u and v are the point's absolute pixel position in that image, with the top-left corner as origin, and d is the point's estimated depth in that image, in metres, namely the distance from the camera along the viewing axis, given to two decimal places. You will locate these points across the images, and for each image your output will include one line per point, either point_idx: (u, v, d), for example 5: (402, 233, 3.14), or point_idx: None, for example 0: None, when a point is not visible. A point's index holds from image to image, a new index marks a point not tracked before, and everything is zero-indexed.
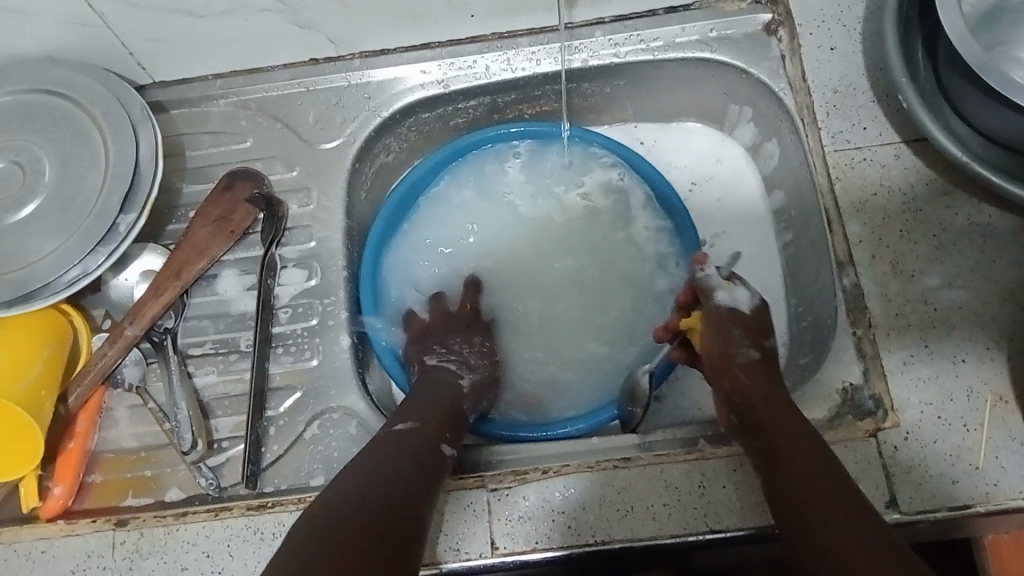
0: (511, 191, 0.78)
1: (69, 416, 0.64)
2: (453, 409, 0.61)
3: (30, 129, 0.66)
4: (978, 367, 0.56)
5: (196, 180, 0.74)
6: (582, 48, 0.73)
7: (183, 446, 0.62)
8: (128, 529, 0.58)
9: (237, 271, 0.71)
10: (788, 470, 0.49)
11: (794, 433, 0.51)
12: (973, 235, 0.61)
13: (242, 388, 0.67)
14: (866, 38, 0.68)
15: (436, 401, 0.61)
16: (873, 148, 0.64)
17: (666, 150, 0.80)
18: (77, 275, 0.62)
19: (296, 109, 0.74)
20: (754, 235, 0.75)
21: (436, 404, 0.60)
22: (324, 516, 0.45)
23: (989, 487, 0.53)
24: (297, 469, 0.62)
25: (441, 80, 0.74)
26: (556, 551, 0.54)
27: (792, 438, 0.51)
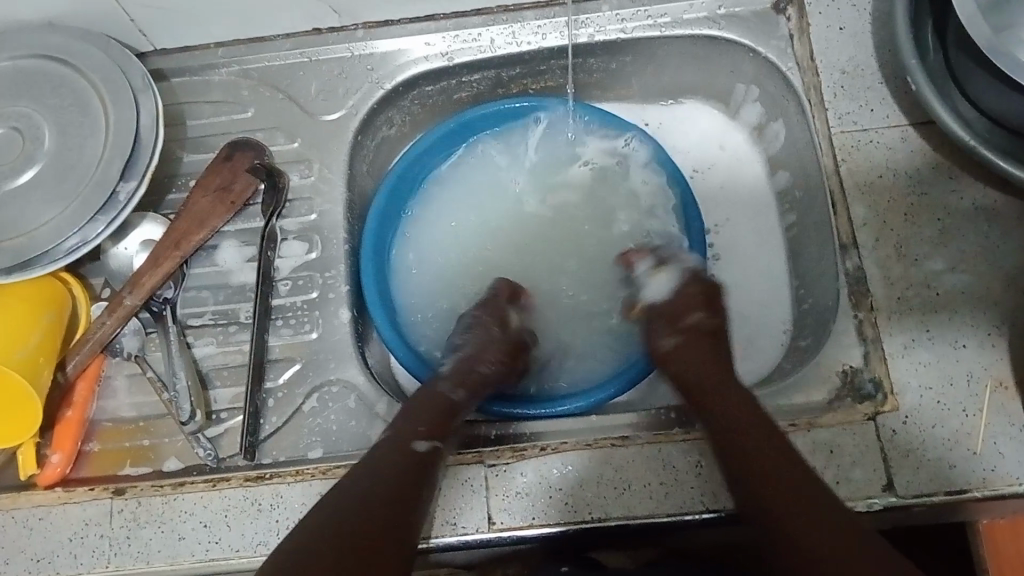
0: (512, 169, 0.78)
1: (67, 385, 0.64)
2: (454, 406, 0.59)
3: (29, 96, 0.65)
4: (979, 353, 0.56)
5: (196, 150, 0.73)
6: (588, 23, 0.72)
7: (181, 416, 0.62)
8: (126, 498, 0.58)
9: (237, 243, 0.70)
10: (742, 456, 0.50)
11: (753, 425, 0.52)
12: (978, 220, 0.60)
13: (241, 360, 0.67)
14: (876, 19, 0.67)
15: (425, 403, 0.59)
16: (880, 130, 0.64)
17: (672, 131, 0.80)
18: (76, 243, 0.62)
19: (299, 79, 0.73)
20: (758, 216, 0.75)
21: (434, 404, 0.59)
22: (308, 547, 0.45)
23: (986, 472, 0.53)
24: (296, 441, 0.63)
25: (445, 52, 0.73)
26: (553, 528, 0.54)
27: (751, 434, 0.52)
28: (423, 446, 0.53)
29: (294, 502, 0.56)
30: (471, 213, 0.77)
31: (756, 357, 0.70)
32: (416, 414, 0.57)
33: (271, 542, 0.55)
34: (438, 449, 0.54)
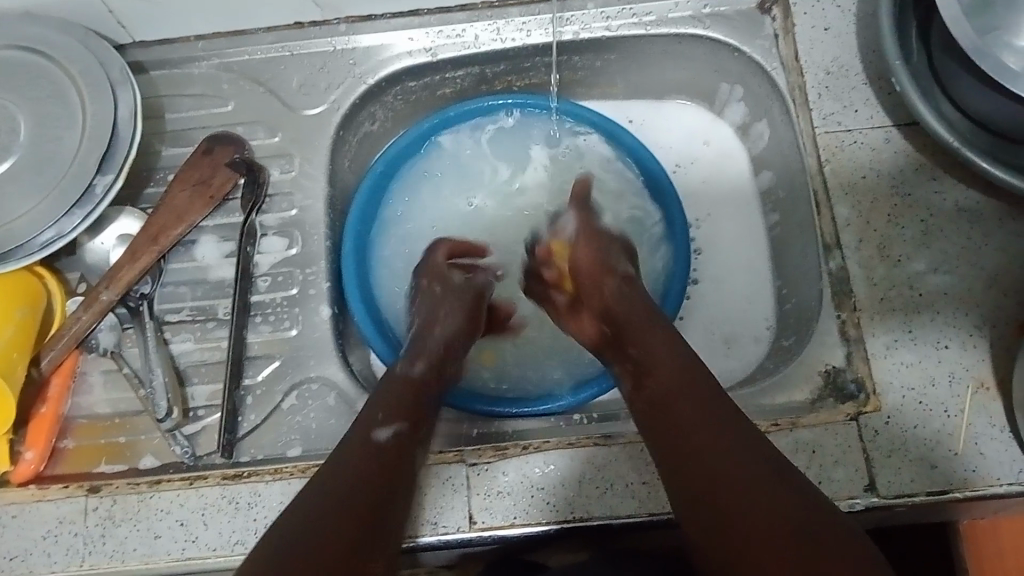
0: (489, 167, 0.77)
1: (42, 380, 0.63)
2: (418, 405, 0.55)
3: (5, 86, 0.64)
4: (961, 354, 0.56)
5: (175, 144, 0.72)
6: (573, 20, 0.72)
7: (157, 413, 0.61)
8: (100, 497, 0.57)
9: (216, 238, 0.70)
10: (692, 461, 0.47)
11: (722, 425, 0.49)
12: (960, 222, 0.60)
13: (219, 356, 0.66)
14: (860, 20, 0.67)
15: (394, 390, 0.55)
16: (864, 130, 0.64)
17: (656, 128, 0.79)
18: (52, 237, 0.61)
19: (280, 73, 0.73)
20: (741, 216, 0.75)
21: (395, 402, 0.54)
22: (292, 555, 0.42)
23: (967, 472, 0.53)
24: (275, 439, 0.62)
25: (429, 48, 0.72)
26: (535, 527, 0.54)
27: (691, 400, 0.51)
28: (387, 435, 0.51)
29: (272, 501, 0.55)
30: (450, 214, 0.76)
31: (739, 356, 0.70)
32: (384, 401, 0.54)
33: (249, 541, 0.55)
34: (404, 433, 0.52)
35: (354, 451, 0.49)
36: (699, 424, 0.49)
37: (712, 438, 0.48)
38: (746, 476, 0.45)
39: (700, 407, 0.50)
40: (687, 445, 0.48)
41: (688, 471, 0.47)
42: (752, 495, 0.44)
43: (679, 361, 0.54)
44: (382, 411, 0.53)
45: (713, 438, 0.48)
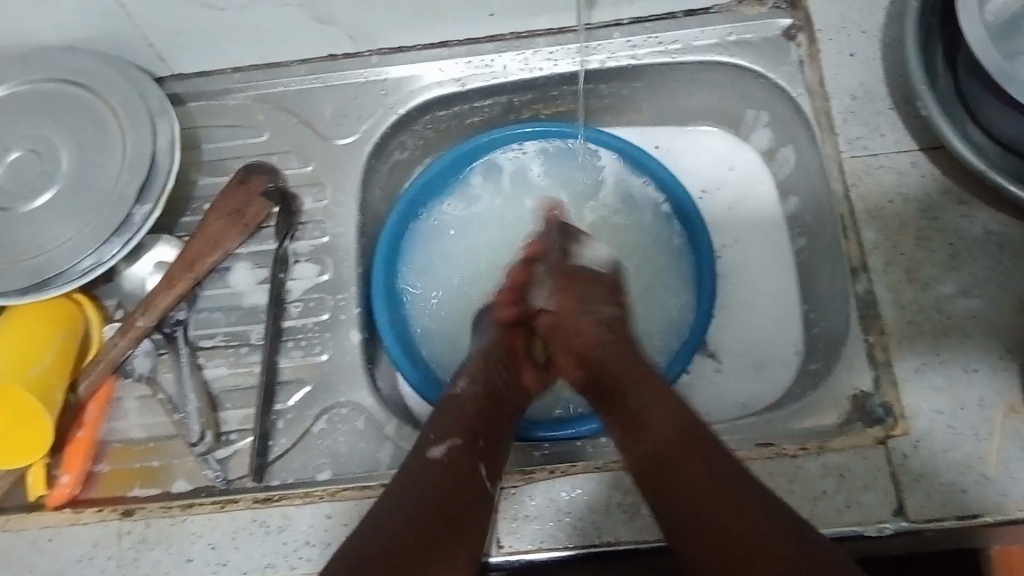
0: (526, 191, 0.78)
1: (79, 405, 0.64)
2: (475, 420, 0.57)
3: (49, 117, 0.66)
4: (992, 378, 0.56)
5: (211, 173, 0.74)
6: (599, 50, 0.73)
7: (191, 437, 0.63)
8: (134, 520, 0.58)
9: (250, 265, 0.71)
10: (681, 482, 0.48)
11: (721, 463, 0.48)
12: (989, 245, 0.60)
13: (251, 381, 0.67)
14: (886, 45, 0.67)
15: (447, 409, 0.59)
16: (890, 154, 0.64)
17: (683, 153, 0.80)
18: (92, 265, 0.62)
19: (313, 104, 0.74)
20: (768, 241, 0.75)
21: (456, 418, 0.57)
22: (367, 534, 0.47)
23: (999, 497, 0.52)
24: (305, 463, 0.63)
25: (458, 78, 0.74)
26: (562, 551, 0.54)
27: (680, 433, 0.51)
28: (441, 451, 0.54)
29: (302, 525, 0.56)
30: (485, 237, 0.77)
31: (766, 381, 0.70)
32: (437, 420, 0.58)
33: (278, 564, 0.55)
34: (457, 449, 0.54)
35: (413, 470, 0.52)
36: (681, 458, 0.49)
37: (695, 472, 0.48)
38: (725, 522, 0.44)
39: (682, 454, 0.49)
40: (676, 499, 0.47)
41: (666, 479, 0.48)
42: (732, 535, 0.44)
43: (658, 413, 0.53)
44: (438, 431, 0.56)
45: (696, 478, 0.47)
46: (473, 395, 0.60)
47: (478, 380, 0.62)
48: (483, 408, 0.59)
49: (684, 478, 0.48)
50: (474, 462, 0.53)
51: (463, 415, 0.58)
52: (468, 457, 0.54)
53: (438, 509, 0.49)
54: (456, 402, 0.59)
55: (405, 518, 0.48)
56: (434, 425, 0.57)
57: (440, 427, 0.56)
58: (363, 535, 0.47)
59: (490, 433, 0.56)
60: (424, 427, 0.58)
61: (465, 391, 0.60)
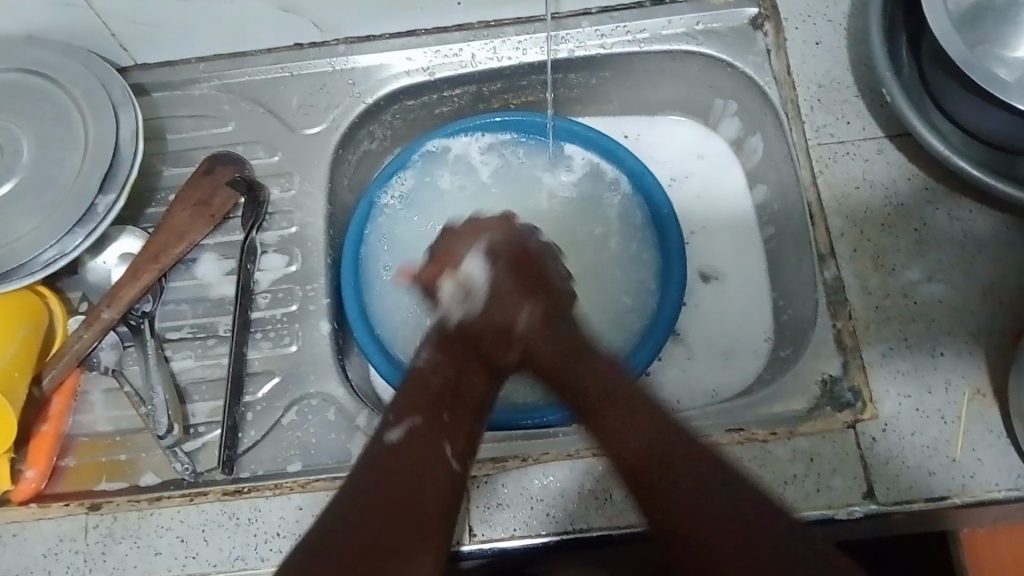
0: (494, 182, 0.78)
1: (43, 398, 0.63)
2: (443, 395, 0.54)
3: (7, 107, 0.65)
4: (957, 361, 0.56)
5: (176, 164, 0.73)
6: (568, 39, 0.73)
7: (158, 430, 0.61)
8: (101, 514, 0.57)
9: (217, 256, 0.70)
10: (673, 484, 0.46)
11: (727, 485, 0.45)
12: (954, 232, 0.61)
13: (220, 373, 0.66)
14: (851, 34, 0.68)
15: (412, 386, 0.55)
16: (856, 142, 0.64)
17: (651, 143, 0.80)
18: (54, 256, 0.61)
19: (280, 94, 0.74)
20: (737, 229, 0.75)
21: (422, 394, 0.53)
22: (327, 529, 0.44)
23: (965, 479, 0.53)
24: (275, 455, 0.62)
25: (427, 67, 0.73)
26: (535, 539, 0.54)
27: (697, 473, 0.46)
28: (397, 434, 0.50)
29: (273, 516, 0.56)
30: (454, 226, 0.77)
31: (737, 368, 0.71)
32: (406, 395, 0.54)
33: (248, 556, 0.55)
34: (417, 429, 0.50)
35: (372, 457, 0.48)
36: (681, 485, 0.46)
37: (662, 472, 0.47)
38: (701, 509, 0.44)
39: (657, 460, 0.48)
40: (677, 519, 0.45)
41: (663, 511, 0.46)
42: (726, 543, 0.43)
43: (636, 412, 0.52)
44: (398, 409, 0.53)
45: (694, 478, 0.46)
46: (437, 368, 0.56)
47: (438, 353, 0.58)
48: (448, 381, 0.55)
49: (660, 463, 0.47)
50: (434, 441, 0.50)
51: (433, 391, 0.54)
52: (428, 438, 0.50)
53: (405, 499, 0.45)
54: (419, 382, 0.55)
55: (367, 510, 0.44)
56: (399, 401, 0.53)
57: (405, 406, 0.52)
58: (330, 529, 0.43)
59: (453, 409, 0.53)
60: (391, 403, 0.54)
61: (427, 360, 0.57)
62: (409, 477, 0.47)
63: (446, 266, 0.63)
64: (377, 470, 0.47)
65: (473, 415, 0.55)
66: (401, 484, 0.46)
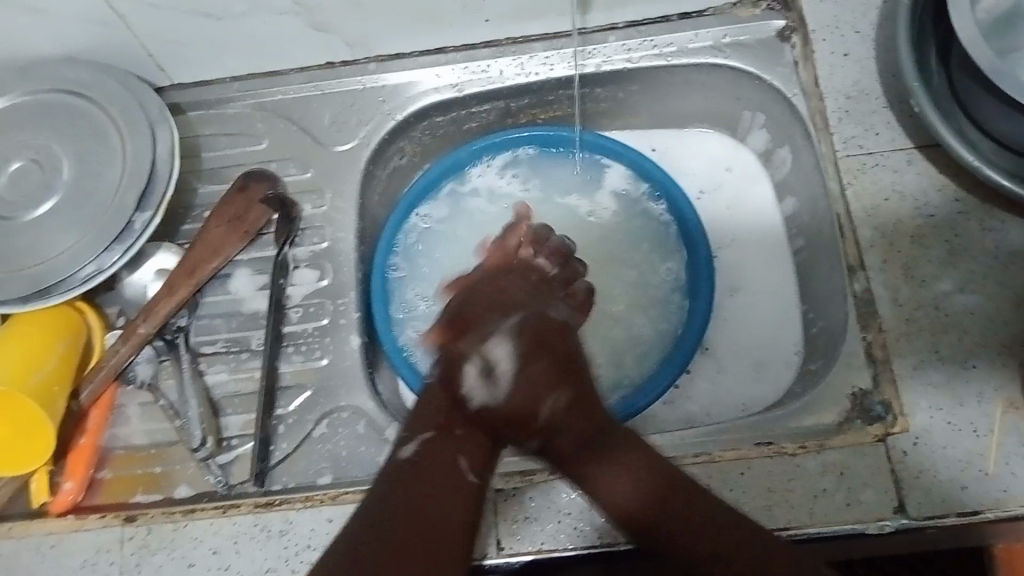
0: (522, 197, 0.78)
1: (81, 412, 0.65)
2: (459, 409, 0.56)
3: (49, 128, 0.67)
4: (990, 373, 0.56)
5: (211, 181, 0.75)
6: (595, 53, 0.73)
7: (192, 442, 0.62)
8: (137, 525, 0.58)
9: (250, 271, 0.71)
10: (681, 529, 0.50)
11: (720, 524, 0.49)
12: (986, 242, 0.60)
13: (252, 387, 0.67)
14: (879, 44, 0.68)
15: (428, 402, 0.57)
16: (885, 153, 0.64)
17: (681, 155, 0.80)
18: (93, 271, 0.63)
19: (312, 111, 0.75)
20: (766, 241, 0.75)
21: (443, 408, 0.56)
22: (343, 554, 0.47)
23: (999, 493, 0.52)
24: (306, 467, 0.63)
25: (455, 83, 0.74)
26: (562, 553, 0.54)
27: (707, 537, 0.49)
28: (412, 450, 0.54)
29: (303, 528, 0.56)
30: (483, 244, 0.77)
31: (767, 381, 0.70)
32: (423, 409, 0.57)
33: (280, 567, 0.55)
34: (433, 446, 0.54)
35: (392, 471, 0.52)
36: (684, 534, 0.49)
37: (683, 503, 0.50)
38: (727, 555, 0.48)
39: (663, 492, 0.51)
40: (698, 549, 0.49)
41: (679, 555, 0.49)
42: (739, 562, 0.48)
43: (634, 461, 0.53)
44: (413, 425, 0.56)
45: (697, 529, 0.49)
46: (444, 395, 0.57)
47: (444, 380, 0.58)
48: (459, 403, 0.57)
49: (670, 512, 0.50)
50: (452, 452, 0.53)
51: (452, 402, 0.57)
52: (445, 450, 0.54)
53: (426, 520, 0.49)
54: (435, 405, 0.57)
55: (384, 536, 0.48)
56: (419, 417, 0.56)
57: (424, 422, 0.56)
58: (358, 521, 0.49)
59: (472, 418, 0.56)
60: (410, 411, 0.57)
61: (435, 388, 0.58)
62: (422, 485, 0.51)
63: (527, 241, 0.68)
64: (401, 476, 0.51)
65: (492, 430, 0.56)
66: (420, 490, 0.50)
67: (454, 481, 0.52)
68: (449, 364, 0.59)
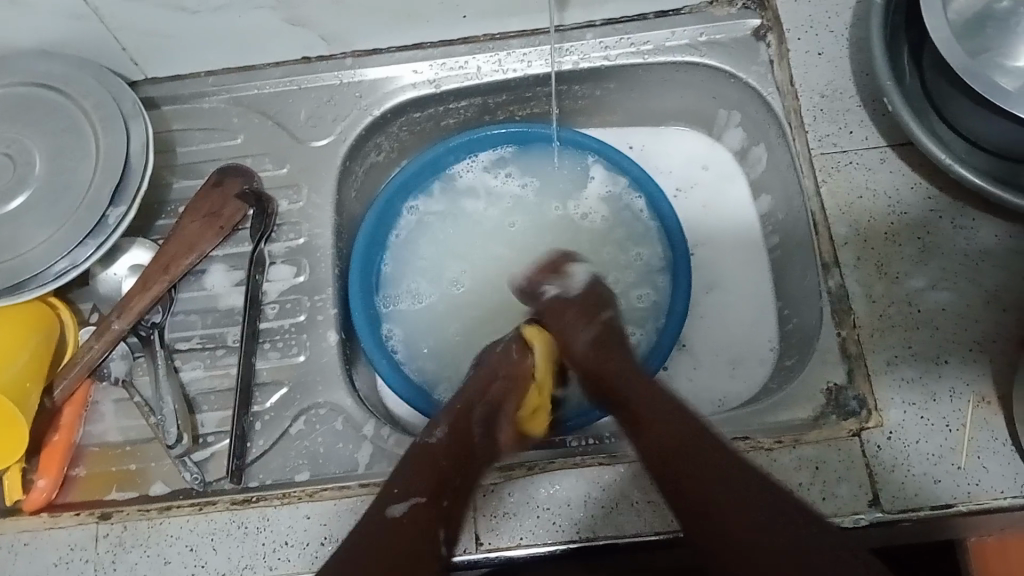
0: (519, 193, 0.78)
1: (54, 409, 0.64)
2: (456, 468, 0.57)
3: (19, 121, 0.66)
4: (961, 369, 0.57)
5: (185, 176, 0.74)
6: (572, 51, 0.73)
7: (168, 439, 0.62)
8: (111, 523, 0.57)
9: (226, 267, 0.71)
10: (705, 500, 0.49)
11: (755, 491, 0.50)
12: (956, 239, 0.61)
13: (229, 383, 0.67)
14: (852, 43, 0.69)
15: (421, 457, 0.58)
16: (859, 151, 0.65)
17: (656, 153, 0.81)
18: (66, 267, 0.62)
19: (288, 106, 0.74)
20: (741, 238, 0.76)
21: (437, 467, 0.57)
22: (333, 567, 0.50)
23: (970, 486, 0.53)
24: (283, 464, 0.63)
25: (433, 80, 0.74)
26: (543, 548, 0.54)
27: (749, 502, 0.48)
28: (401, 508, 0.54)
29: (281, 525, 0.56)
30: (479, 238, 0.77)
31: (742, 376, 0.71)
32: (414, 467, 0.57)
33: (257, 565, 0.55)
34: (416, 508, 0.54)
35: (372, 524, 0.53)
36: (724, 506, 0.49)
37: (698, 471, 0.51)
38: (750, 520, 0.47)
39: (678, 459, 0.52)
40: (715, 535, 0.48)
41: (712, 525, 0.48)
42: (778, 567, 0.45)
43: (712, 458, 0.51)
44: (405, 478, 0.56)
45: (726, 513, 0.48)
46: (446, 447, 0.59)
47: (450, 432, 0.61)
48: (458, 461, 0.58)
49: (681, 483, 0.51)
50: (436, 520, 0.54)
51: (445, 469, 0.57)
52: (430, 516, 0.54)
53: None
54: (430, 457, 0.58)
55: None
56: (412, 468, 0.57)
57: (417, 479, 0.56)
58: (346, 557, 0.50)
59: (463, 484, 0.56)
60: (408, 457, 0.59)
61: (440, 441, 0.59)
62: (398, 550, 0.51)
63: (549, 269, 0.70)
64: (377, 533, 0.52)
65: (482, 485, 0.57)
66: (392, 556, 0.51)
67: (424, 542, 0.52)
68: (455, 424, 0.61)
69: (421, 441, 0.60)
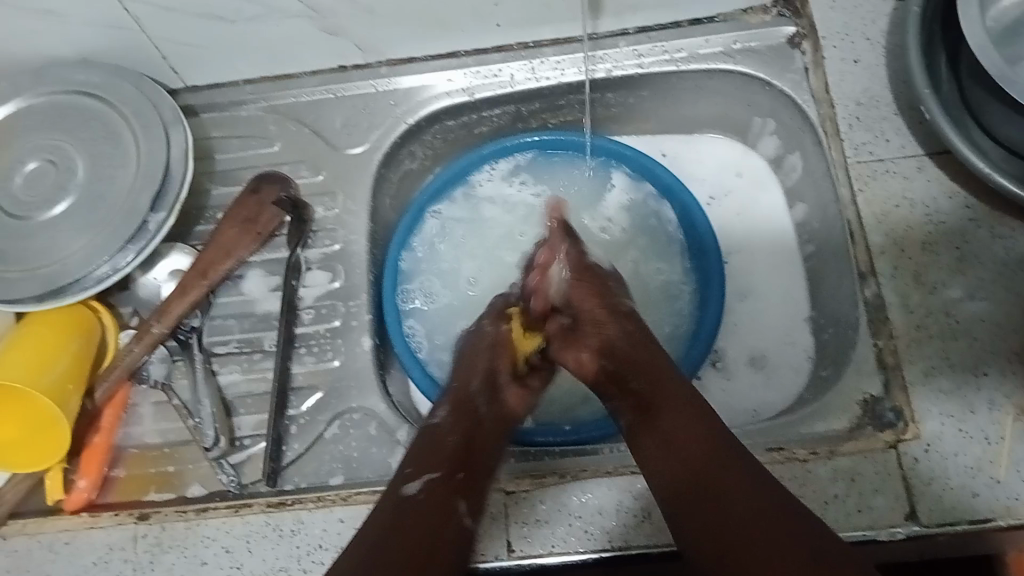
0: (530, 202, 0.79)
1: (95, 410, 0.65)
2: (466, 445, 0.57)
3: (63, 129, 0.68)
4: (1000, 381, 0.56)
5: (224, 183, 0.75)
6: (605, 59, 0.73)
7: (206, 442, 0.63)
8: (150, 523, 0.58)
9: (263, 272, 0.72)
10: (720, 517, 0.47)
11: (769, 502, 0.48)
12: (995, 249, 0.60)
13: (265, 387, 0.68)
14: (889, 51, 0.68)
15: (423, 440, 0.57)
16: (895, 159, 0.64)
17: (689, 161, 0.81)
18: (107, 272, 0.63)
19: (324, 114, 0.75)
20: (775, 246, 0.76)
21: (443, 444, 0.56)
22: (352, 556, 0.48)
23: (1009, 500, 0.52)
24: (317, 467, 0.64)
25: (467, 88, 0.75)
26: (575, 556, 0.54)
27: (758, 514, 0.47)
28: (416, 488, 0.53)
29: (315, 528, 0.57)
30: (498, 247, 0.77)
31: (776, 386, 0.70)
32: (418, 450, 0.56)
33: (292, 567, 0.56)
34: (432, 486, 0.53)
35: (391, 506, 0.51)
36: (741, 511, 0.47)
37: (720, 467, 0.50)
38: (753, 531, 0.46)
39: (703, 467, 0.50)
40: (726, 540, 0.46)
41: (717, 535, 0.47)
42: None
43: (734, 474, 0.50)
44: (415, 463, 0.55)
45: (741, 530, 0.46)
46: (451, 426, 0.58)
47: (454, 410, 0.60)
48: (464, 439, 0.57)
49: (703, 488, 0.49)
50: (452, 496, 0.53)
51: (450, 445, 0.56)
52: (447, 495, 0.53)
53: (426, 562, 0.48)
54: (435, 437, 0.57)
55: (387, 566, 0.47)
56: (418, 449, 0.56)
57: (426, 459, 0.55)
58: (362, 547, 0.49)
59: (474, 465, 0.55)
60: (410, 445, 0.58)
61: (444, 422, 0.59)
62: (415, 529, 0.49)
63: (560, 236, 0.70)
64: (394, 515, 0.50)
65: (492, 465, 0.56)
66: (412, 535, 0.49)
67: (445, 518, 0.51)
68: (455, 403, 0.61)
69: (423, 428, 0.59)
